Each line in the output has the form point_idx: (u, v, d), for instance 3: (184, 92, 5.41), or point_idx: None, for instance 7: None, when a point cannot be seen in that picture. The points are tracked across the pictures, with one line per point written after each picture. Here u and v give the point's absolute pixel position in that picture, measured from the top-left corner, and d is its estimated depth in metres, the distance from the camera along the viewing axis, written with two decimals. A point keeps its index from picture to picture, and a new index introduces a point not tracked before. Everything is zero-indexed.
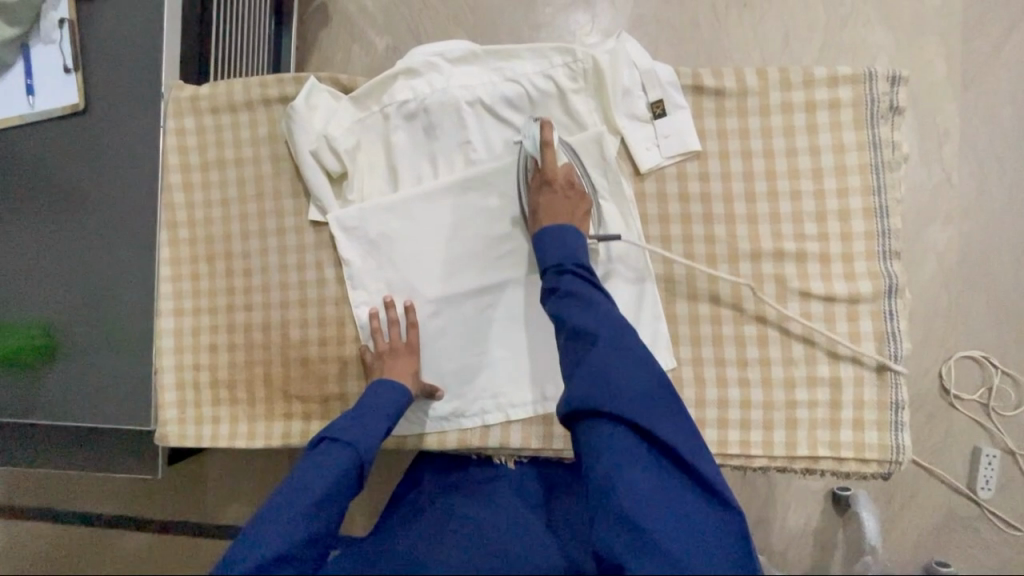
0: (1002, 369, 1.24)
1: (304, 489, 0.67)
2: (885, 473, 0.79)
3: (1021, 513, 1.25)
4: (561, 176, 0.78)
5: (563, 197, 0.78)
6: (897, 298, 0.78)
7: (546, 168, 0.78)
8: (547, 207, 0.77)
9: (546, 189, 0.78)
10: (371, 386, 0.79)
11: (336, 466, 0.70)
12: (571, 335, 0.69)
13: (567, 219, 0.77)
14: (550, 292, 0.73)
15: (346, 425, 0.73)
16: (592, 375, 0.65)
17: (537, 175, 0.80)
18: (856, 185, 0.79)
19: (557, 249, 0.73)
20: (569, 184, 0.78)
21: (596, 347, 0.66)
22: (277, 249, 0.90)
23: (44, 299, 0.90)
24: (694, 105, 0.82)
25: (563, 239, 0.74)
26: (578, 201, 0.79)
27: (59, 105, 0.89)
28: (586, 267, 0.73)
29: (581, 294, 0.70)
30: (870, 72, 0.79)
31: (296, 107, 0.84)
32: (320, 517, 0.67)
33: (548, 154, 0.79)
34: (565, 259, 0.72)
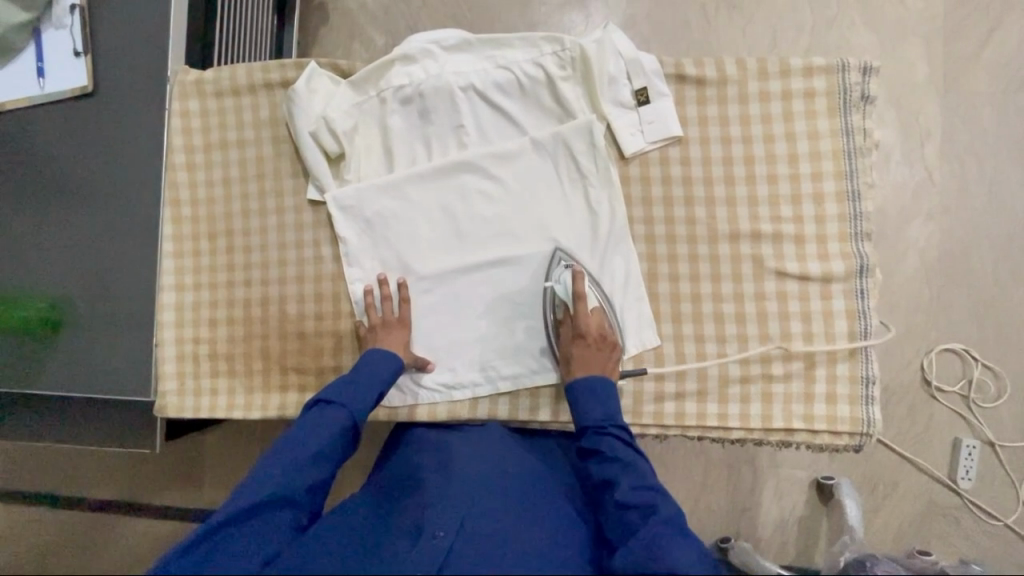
0: (982, 362, 1.28)
1: (301, 445, 0.71)
2: (856, 446, 0.82)
3: (999, 501, 1.28)
4: (593, 329, 0.80)
5: (595, 349, 0.79)
6: (869, 278, 0.82)
7: (580, 317, 0.80)
8: (581, 360, 0.79)
9: (579, 341, 0.80)
10: (365, 355, 0.82)
11: (332, 425, 0.73)
12: (617, 506, 0.67)
13: (600, 370, 0.78)
14: (590, 453, 0.73)
15: (341, 388, 0.77)
16: (647, 542, 0.62)
17: (570, 323, 0.81)
18: (830, 170, 0.83)
19: (596, 410, 0.74)
20: (601, 335, 0.80)
21: (648, 521, 0.64)
22: (276, 227, 0.93)
23: (49, 273, 0.94)
24: (676, 93, 0.86)
25: (599, 396, 0.75)
26: (607, 344, 0.80)
27: (68, 86, 0.93)
28: (624, 427, 0.74)
29: (624, 459, 0.70)
30: (843, 64, 0.83)
31: (297, 90, 0.88)
32: (318, 469, 0.70)
33: (582, 305, 0.80)
34: (606, 419, 0.73)
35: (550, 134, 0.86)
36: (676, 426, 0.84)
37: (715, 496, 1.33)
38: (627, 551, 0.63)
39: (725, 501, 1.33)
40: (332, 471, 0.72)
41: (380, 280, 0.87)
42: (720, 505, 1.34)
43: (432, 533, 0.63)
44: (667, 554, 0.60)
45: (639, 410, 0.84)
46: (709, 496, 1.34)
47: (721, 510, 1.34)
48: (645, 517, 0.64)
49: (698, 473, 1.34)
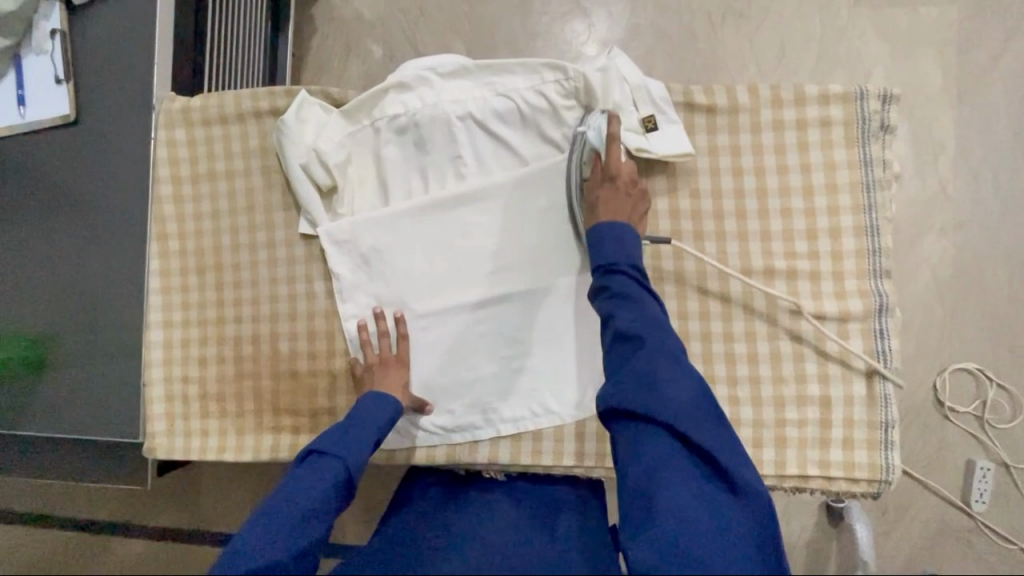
0: (997, 382, 1.23)
1: (290, 503, 0.66)
2: (875, 492, 0.78)
3: (1014, 526, 1.25)
4: (623, 174, 0.77)
5: (624, 194, 0.76)
6: (888, 317, 0.78)
7: (611, 162, 0.76)
8: (608, 203, 0.75)
9: (607, 185, 0.76)
10: (361, 400, 0.78)
11: (325, 479, 0.69)
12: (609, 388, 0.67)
13: (627, 217, 0.75)
14: (598, 291, 0.71)
15: (334, 437, 0.73)
16: (638, 381, 0.64)
17: (598, 170, 0.77)
18: (847, 203, 0.79)
19: (610, 249, 0.71)
20: (630, 182, 0.77)
21: (644, 352, 0.64)
22: (267, 261, 0.90)
23: (33, 311, 0.90)
24: (685, 121, 0.82)
25: (621, 237, 0.71)
26: (637, 196, 0.77)
27: (50, 115, 0.89)
28: (639, 270, 0.70)
29: (632, 295, 0.68)
30: (861, 90, 0.79)
31: (287, 120, 0.84)
32: (310, 530, 0.66)
33: (613, 149, 0.76)
34: (621, 259, 0.70)
35: (553, 165, 0.82)
36: None
37: None
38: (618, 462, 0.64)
39: None
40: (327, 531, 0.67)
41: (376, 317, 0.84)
42: None
43: None
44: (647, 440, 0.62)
45: None
46: None
47: None
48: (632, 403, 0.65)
49: None
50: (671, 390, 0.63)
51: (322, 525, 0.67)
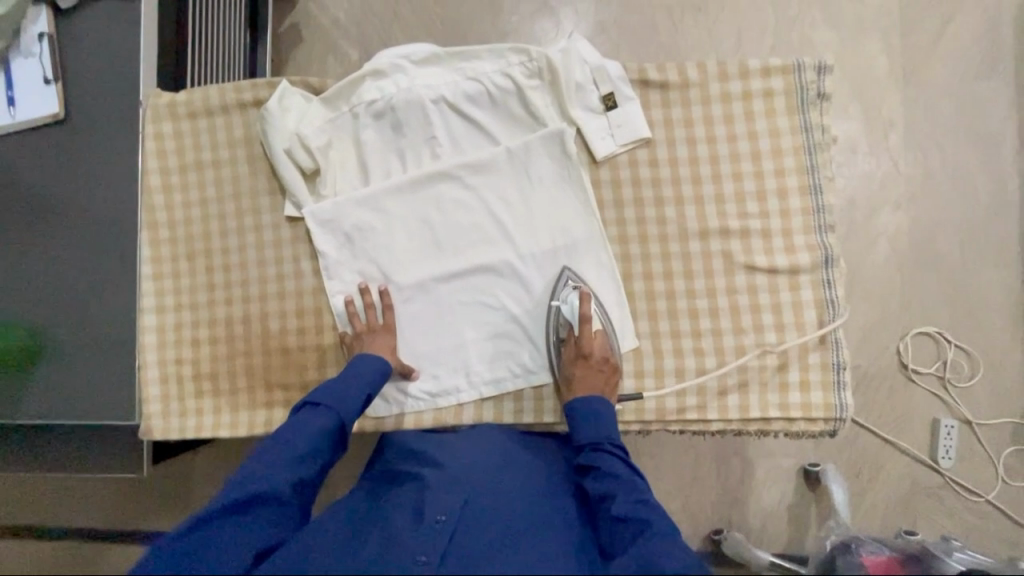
0: (955, 343, 1.32)
1: (286, 444, 0.72)
2: (832, 430, 0.85)
3: (978, 477, 1.32)
4: (596, 352, 0.82)
5: (597, 372, 0.82)
6: (834, 268, 0.85)
7: (583, 338, 0.82)
8: (582, 380, 0.81)
9: (581, 362, 0.82)
10: (353, 359, 0.83)
11: (320, 427, 0.75)
12: (612, 520, 0.68)
13: (600, 392, 0.81)
14: (585, 469, 0.75)
15: (329, 390, 0.78)
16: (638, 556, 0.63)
17: (573, 344, 0.83)
18: (791, 166, 0.86)
19: (593, 430, 0.76)
20: (603, 359, 0.82)
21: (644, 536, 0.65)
22: (255, 245, 0.94)
23: (27, 301, 0.93)
24: (642, 97, 0.88)
25: (597, 418, 0.77)
26: (610, 374, 0.82)
27: (39, 114, 0.93)
28: (622, 447, 0.75)
29: (621, 476, 0.72)
30: (799, 63, 0.86)
31: (269, 107, 0.89)
32: (305, 468, 0.72)
33: (586, 327, 0.82)
34: (603, 438, 0.75)
35: (522, 144, 0.88)
36: (657, 421, 0.86)
37: (706, 490, 1.34)
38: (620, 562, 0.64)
39: (716, 493, 1.35)
40: (319, 471, 0.74)
41: (360, 290, 0.88)
42: (712, 498, 1.35)
43: (432, 520, 0.69)
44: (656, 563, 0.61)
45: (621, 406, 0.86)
46: (699, 491, 1.35)
47: (713, 504, 1.35)
48: (639, 536, 0.66)
49: (688, 468, 1.36)
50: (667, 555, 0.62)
51: (317, 464, 0.73)
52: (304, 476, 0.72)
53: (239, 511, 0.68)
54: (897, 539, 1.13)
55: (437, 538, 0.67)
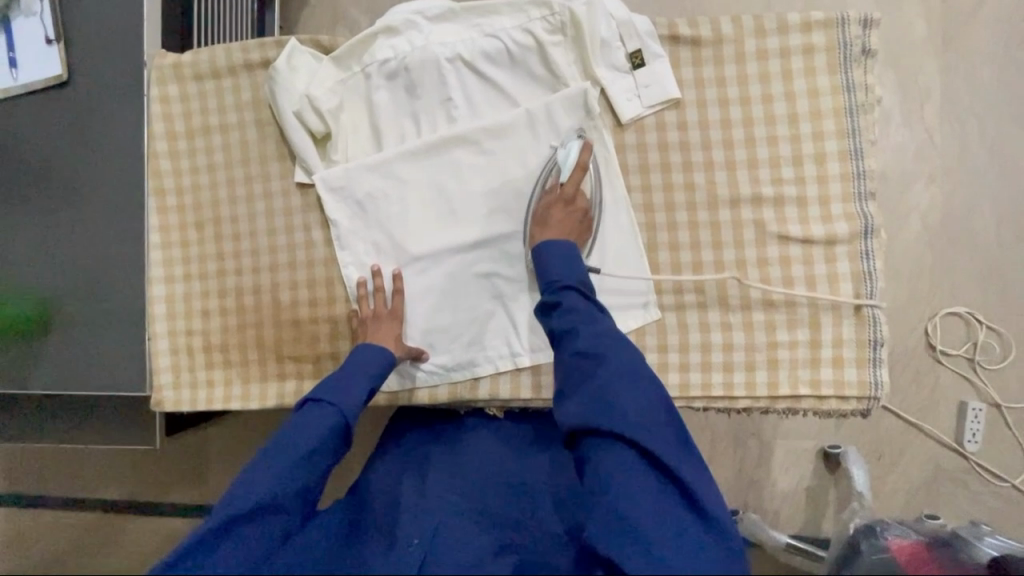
0: (987, 324, 1.26)
1: (286, 447, 0.69)
2: (864, 410, 0.81)
3: (1006, 462, 1.27)
4: (580, 202, 0.80)
5: (574, 221, 0.79)
6: (874, 239, 0.80)
7: (569, 187, 0.79)
8: (556, 222, 0.79)
9: (560, 207, 0.80)
10: (354, 350, 0.80)
11: (321, 425, 0.71)
12: (575, 355, 0.69)
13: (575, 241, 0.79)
14: (551, 308, 0.74)
15: (330, 386, 0.75)
16: (599, 396, 0.65)
17: (557, 191, 0.80)
18: (831, 129, 0.80)
19: (561, 267, 0.75)
20: (584, 211, 0.80)
21: (602, 373, 0.66)
22: (264, 212, 0.91)
23: (36, 270, 0.91)
24: (671, 54, 0.83)
25: (564, 256, 0.75)
26: (586, 228, 0.80)
27: (42, 76, 0.89)
28: (586, 286, 0.74)
29: (584, 313, 0.72)
30: (843, 17, 0.80)
31: (278, 68, 0.85)
32: (305, 470, 0.68)
33: (575, 176, 0.80)
34: (569, 277, 0.74)
35: (544, 104, 0.83)
36: (680, 398, 0.82)
37: (723, 471, 1.32)
38: (576, 401, 0.67)
39: (732, 473, 1.32)
40: (323, 474, 0.71)
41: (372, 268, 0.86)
42: (727, 479, 1.32)
43: (406, 542, 0.65)
44: (614, 406, 0.64)
45: None
46: (715, 471, 1.32)
47: (729, 484, 1.32)
48: (599, 366, 0.67)
49: (703, 448, 1.32)
50: (629, 405, 0.64)
51: (320, 466, 0.70)
52: (304, 483, 0.68)
53: (232, 531, 0.63)
54: (922, 523, 1.10)
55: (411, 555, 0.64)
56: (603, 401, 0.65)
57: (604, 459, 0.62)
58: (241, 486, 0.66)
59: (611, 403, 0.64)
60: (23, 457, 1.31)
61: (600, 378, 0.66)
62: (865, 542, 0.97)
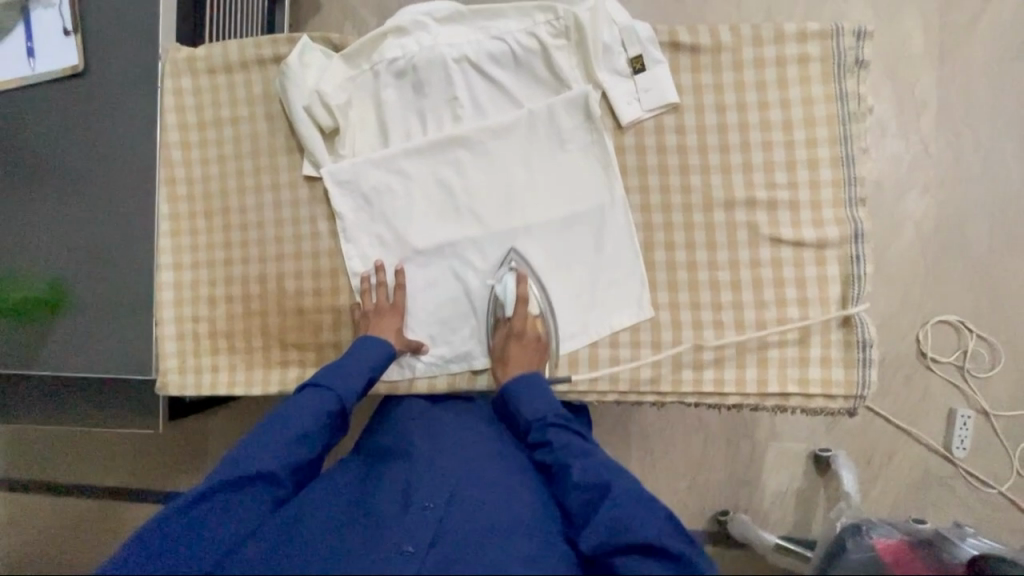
0: (976, 333, 1.29)
1: (285, 425, 0.73)
2: (851, 409, 0.83)
3: (992, 468, 1.30)
4: (530, 331, 0.83)
5: (529, 348, 0.82)
6: (863, 244, 0.83)
7: (516, 320, 0.82)
8: (515, 358, 0.82)
9: (514, 341, 0.82)
10: (356, 340, 0.83)
11: (318, 408, 0.75)
12: (575, 489, 0.68)
13: (534, 366, 0.82)
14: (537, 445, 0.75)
15: (330, 372, 0.79)
16: (612, 523, 0.64)
17: (506, 325, 0.83)
18: (824, 136, 0.83)
19: (538, 402, 0.76)
20: (535, 337, 0.83)
21: (610, 503, 0.65)
22: (272, 204, 0.94)
23: (47, 254, 0.93)
24: (671, 60, 0.85)
25: (537, 392, 0.77)
26: (542, 347, 0.83)
27: (59, 66, 0.92)
28: (563, 414, 0.76)
29: (572, 445, 0.72)
30: (838, 29, 0.83)
31: (290, 63, 0.87)
32: (300, 450, 0.72)
33: (521, 308, 0.82)
34: (547, 412, 0.75)
35: (546, 106, 0.85)
36: (673, 393, 0.85)
37: (714, 471, 1.34)
38: (589, 535, 0.65)
39: (723, 473, 1.34)
40: (317, 453, 0.74)
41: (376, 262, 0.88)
42: (719, 478, 1.34)
43: (421, 505, 0.69)
44: (629, 529, 0.63)
45: (637, 377, 0.85)
46: (707, 471, 1.34)
47: (720, 483, 1.35)
48: (605, 497, 0.66)
49: (695, 447, 1.35)
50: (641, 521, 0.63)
51: (314, 446, 0.74)
52: (299, 459, 0.72)
53: (230, 490, 0.68)
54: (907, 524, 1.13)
55: (427, 519, 0.67)
56: (617, 524, 0.63)
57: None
58: (244, 452, 0.71)
59: (626, 524, 0.63)
60: (28, 440, 1.34)
61: (611, 504, 0.65)
62: (852, 540, 1.00)
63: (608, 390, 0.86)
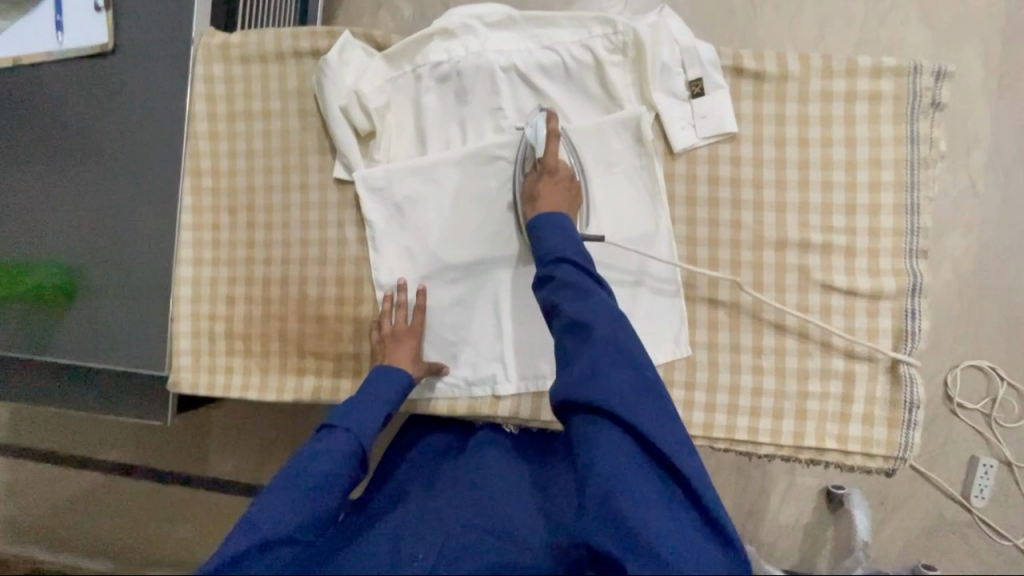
0: (1008, 382, 1.22)
1: (301, 473, 0.66)
2: (890, 469, 0.79)
3: (1011, 522, 1.25)
4: (562, 169, 0.78)
5: (562, 189, 0.78)
6: (920, 298, 0.78)
7: (549, 158, 0.77)
8: (546, 197, 0.77)
9: (545, 179, 0.78)
10: (371, 374, 0.78)
11: (337, 452, 0.69)
12: (567, 326, 0.66)
13: (565, 209, 0.77)
14: (545, 281, 0.71)
15: (344, 412, 0.73)
16: (586, 369, 0.63)
17: (538, 167, 0.79)
18: (889, 180, 0.78)
19: (555, 242, 0.72)
20: (569, 175, 0.78)
21: (589, 346, 0.64)
22: (299, 204, 0.90)
23: (65, 238, 0.90)
24: (732, 86, 0.80)
25: (554, 231, 0.73)
26: (575, 190, 0.79)
27: (88, 44, 0.88)
28: (583, 256, 0.71)
29: (579, 283, 0.68)
30: (915, 66, 0.78)
31: (329, 60, 0.83)
32: (323, 500, 0.65)
33: (552, 145, 0.78)
34: (563, 249, 0.71)
35: (597, 124, 0.81)
36: (703, 437, 0.81)
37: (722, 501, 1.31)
38: (567, 378, 0.64)
39: (732, 504, 1.31)
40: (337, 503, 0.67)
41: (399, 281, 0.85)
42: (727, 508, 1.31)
43: (411, 556, 0.62)
44: (602, 389, 0.61)
45: None
46: None
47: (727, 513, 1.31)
48: (587, 338, 0.65)
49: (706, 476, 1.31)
50: (615, 382, 0.62)
51: (333, 496, 0.66)
52: (317, 512, 0.65)
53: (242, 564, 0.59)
54: None
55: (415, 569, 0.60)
56: (591, 377, 0.62)
57: (596, 440, 0.60)
58: (254, 513, 0.63)
59: (596, 380, 0.62)
60: (30, 413, 1.32)
61: (589, 351, 0.64)
62: None
63: None
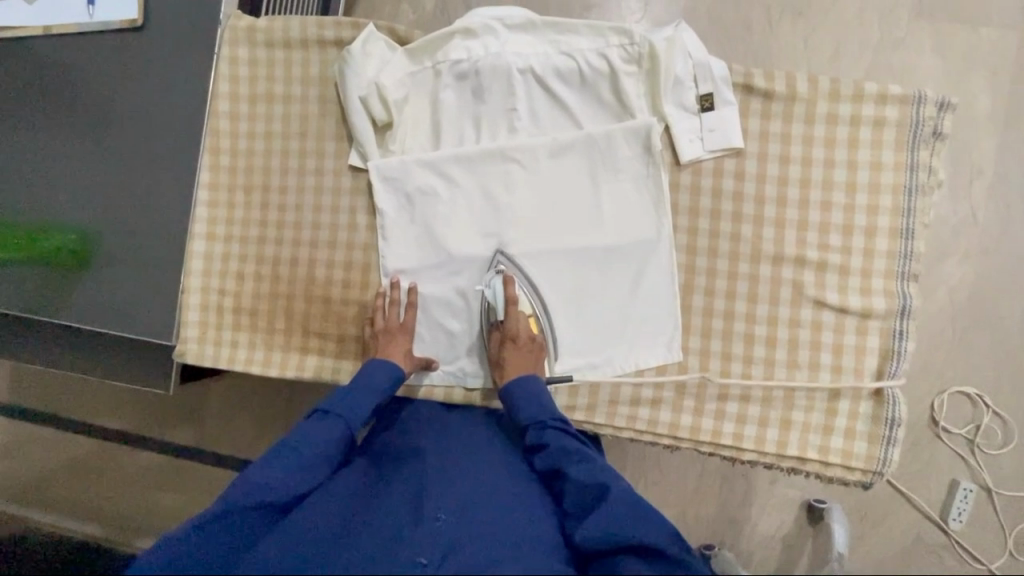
0: (993, 410, 1.24)
1: (297, 448, 0.71)
2: (867, 483, 0.82)
3: (985, 546, 1.27)
4: (523, 332, 0.81)
5: (526, 351, 0.81)
6: (908, 320, 0.81)
7: (510, 321, 0.81)
8: (512, 362, 0.80)
9: (509, 344, 0.81)
10: (365, 366, 0.81)
11: (330, 435, 0.74)
12: (575, 485, 0.67)
13: (534, 371, 0.80)
14: (535, 449, 0.74)
15: (339, 399, 0.77)
16: (607, 519, 0.61)
17: (500, 329, 0.82)
18: (886, 205, 0.80)
19: (534, 404, 0.76)
20: (530, 339, 0.82)
21: (605, 502, 0.63)
22: (313, 187, 0.92)
23: (84, 205, 0.93)
24: (741, 103, 0.83)
25: (528, 393, 0.77)
26: (539, 346, 0.82)
27: (117, 18, 0.90)
28: (564, 419, 0.75)
29: (570, 447, 0.71)
30: (919, 95, 0.80)
31: (353, 51, 0.86)
32: (317, 475, 0.72)
33: (511, 310, 0.81)
34: (544, 414, 0.74)
35: (605, 133, 0.83)
36: (689, 440, 0.83)
37: (704, 507, 1.33)
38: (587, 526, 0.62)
39: (714, 511, 1.33)
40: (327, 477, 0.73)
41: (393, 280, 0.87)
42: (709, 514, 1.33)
43: (434, 515, 0.65)
44: (631, 529, 0.60)
45: (655, 419, 0.84)
46: (698, 506, 1.33)
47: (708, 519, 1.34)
48: (603, 498, 0.64)
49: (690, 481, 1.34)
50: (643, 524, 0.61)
51: (324, 470, 0.72)
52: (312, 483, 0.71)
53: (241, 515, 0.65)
54: None
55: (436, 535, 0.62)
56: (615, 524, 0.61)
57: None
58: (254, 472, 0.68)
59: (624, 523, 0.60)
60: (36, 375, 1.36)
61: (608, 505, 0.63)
62: None
63: (624, 427, 0.85)
